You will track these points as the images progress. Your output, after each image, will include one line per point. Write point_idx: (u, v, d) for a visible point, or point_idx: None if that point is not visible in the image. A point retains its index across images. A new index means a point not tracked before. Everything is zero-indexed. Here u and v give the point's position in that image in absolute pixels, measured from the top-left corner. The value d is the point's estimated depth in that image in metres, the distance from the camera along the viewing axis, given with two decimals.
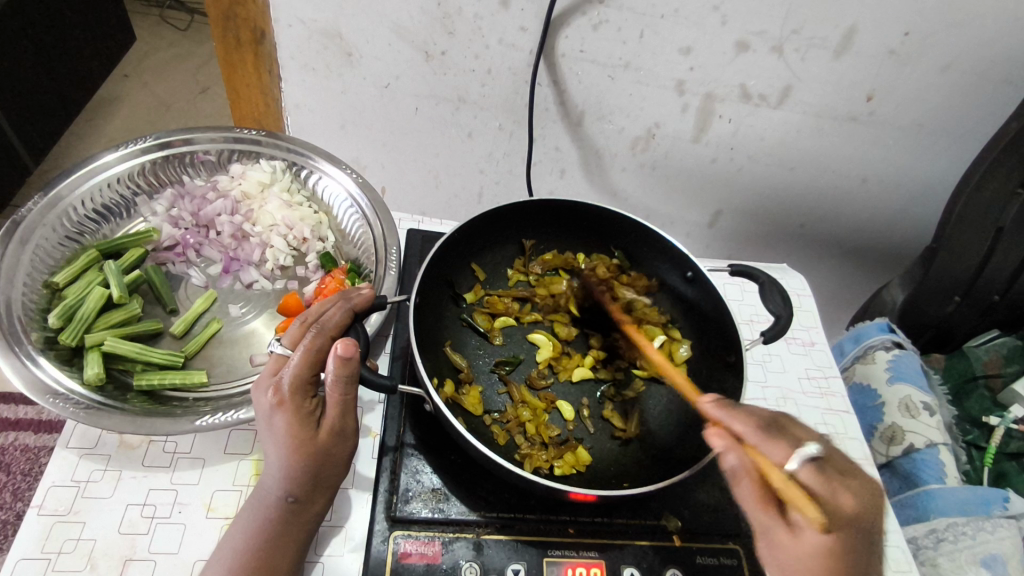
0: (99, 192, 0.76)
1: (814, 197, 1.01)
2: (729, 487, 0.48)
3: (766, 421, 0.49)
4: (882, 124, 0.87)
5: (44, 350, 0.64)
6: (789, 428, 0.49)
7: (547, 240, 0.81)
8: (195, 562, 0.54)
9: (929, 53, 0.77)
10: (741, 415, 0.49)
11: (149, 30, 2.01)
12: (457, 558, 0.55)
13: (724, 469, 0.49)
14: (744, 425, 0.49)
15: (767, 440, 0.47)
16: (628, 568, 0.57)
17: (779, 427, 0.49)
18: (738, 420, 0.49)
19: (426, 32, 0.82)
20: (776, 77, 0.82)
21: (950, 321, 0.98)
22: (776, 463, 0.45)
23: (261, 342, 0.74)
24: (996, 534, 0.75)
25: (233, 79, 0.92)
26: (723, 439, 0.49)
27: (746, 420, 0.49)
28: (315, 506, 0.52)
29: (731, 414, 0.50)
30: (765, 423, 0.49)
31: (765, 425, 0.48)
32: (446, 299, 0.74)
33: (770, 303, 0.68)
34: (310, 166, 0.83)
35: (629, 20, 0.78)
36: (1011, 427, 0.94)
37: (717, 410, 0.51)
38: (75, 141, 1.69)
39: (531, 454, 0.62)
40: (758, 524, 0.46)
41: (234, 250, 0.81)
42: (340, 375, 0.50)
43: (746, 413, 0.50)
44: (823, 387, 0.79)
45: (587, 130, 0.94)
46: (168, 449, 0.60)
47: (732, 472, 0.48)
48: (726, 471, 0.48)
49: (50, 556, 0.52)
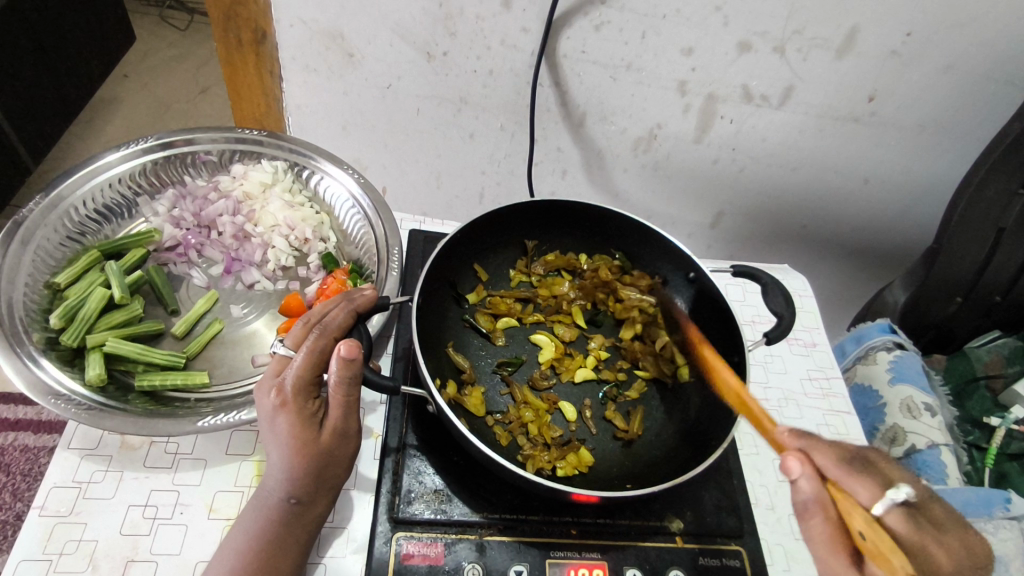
0: (101, 192, 0.76)
1: (816, 198, 1.01)
2: (796, 519, 0.46)
3: (848, 457, 0.47)
4: (884, 125, 0.88)
5: (46, 351, 0.64)
6: (877, 467, 0.47)
7: (549, 240, 0.81)
8: (197, 563, 0.53)
9: (931, 54, 0.77)
10: (821, 446, 0.47)
11: (148, 30, 2.01)
12: (460, 559, 0.55)
13: (794, 501, 0.46)
14: (825, 458, 0.46)
15: (851, 477, 0.45)
16: (630, 569, 0.57)
17: (862, 464, 0.47)
18: (817, 452, 0.47)
19: (428, 33, 0.82)
20: (778, 77, 0.82)
21: (951, 322, 0.98)
22: (858, 508, 0.44)
23: (263, 342, 0.74)
24: (998, 535, 0.76)
25: (235, 80, 0.92)
26: (802, 468, 0.45)
27: (828, 453, 0.47)
28: (318, 507, 0.52)
29: (810, 444, 0.47)
30: (848, 458, 0.47)
31: (849, 461, 0.47)
32: (449, 300, 0.74)
33: (773, 304, 0.68)
34: (312, 166, 0.83)
35: (631, 21, 0.78)
36: (1012, 428, 0.94)
37: (795, 438, 0.48)
38: (75, 141, 1.68)
39: (533, 455, 0.62)
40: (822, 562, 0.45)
41: (235, 251, 0.81)
42: (343, 376, 0.50)
43: (829, 447, 0.47)
44: (825, 388, 0.79)
45: (589, 131, 0.94)
46: (170, 449, 0.60)
47: (804, 505, 0.45)
48: (797, 503, 0.45)
49: (51, 557, 0.52)
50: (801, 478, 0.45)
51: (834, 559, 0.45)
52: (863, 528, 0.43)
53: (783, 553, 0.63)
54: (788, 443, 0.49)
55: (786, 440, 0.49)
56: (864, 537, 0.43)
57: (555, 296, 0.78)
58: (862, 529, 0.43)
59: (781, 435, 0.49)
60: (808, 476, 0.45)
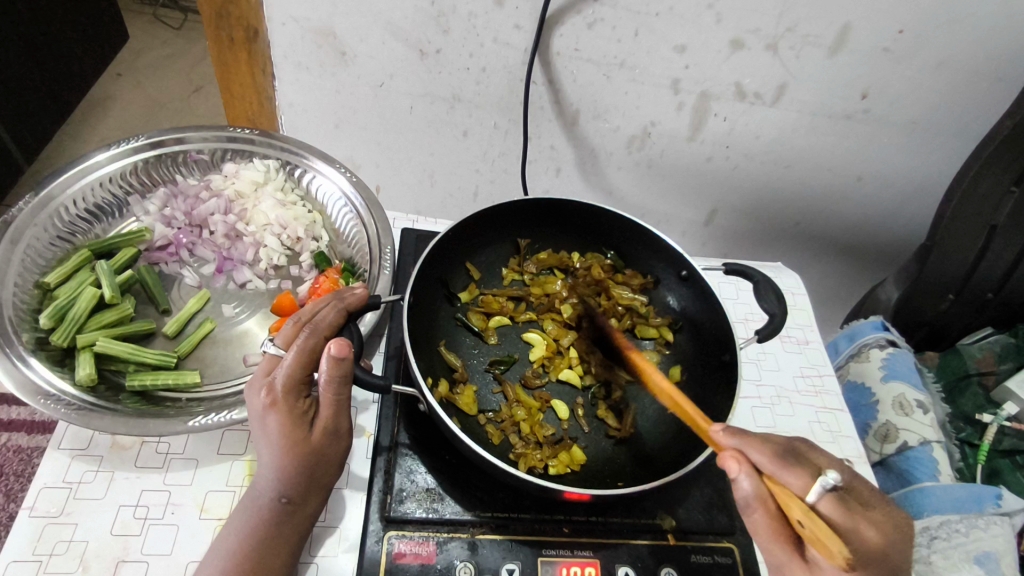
0: (91, 192, 0.75)
1: (809, 195, 1.02)
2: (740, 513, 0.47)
3: (780, 446, 0.46)
4: (876, 123, 0.88)
5: (35, 351, 0.63)
6: (807, 457, 0.47)
7: (542, 239, 0.81)
8: (188, 563, 0.53)
9: (922, 51, 0.77)
10: (753, 440, 0.46)
11: (141, 29, 1.99)
12: (452, 558, 0.55)
13: (736, 496, 0.46)
14: (758, 451, 0.46)
15: (784, 467, 0.45)
16: (622, 567, 0.57)
17: (793, 452, 0.46)
18: (750, 447, 0.46)
19: (420, 31, 0.82)
20: (772, 75, 0.82)
21: (943, 319, 0.98)
22: (791, 497, 0.44)
23: (255, 341, 0.73)
24: (989, 531, 0.76)
25: (227, 78, 0.91)
26: (739, 466, 0.45)
27: (760, 447, 0.46)
28: (309, 507, 0.52)
29: (743, 439, 0.47)
30: (780, 448, 0.46)
31: (780, 449, 0.46)
32: (440, 298, 0.74)
33: (764, 302, 0.68)
34: (304, 165, 0.83)
35: (624, 18, 0.78)
36: (1005, 424, 0.94)
37: (728, 436, 0.48)
38: (67, 141, 1.67)
39: (525, 454, 0.62)
40: (771, 551, 0.46)
41: (227, 250, 0.81)
42: (334, 375, 0.50)
43: (760, 440, 0.46)
44: (817, 385, 0.79)
45: (582, 129, 0.94)
46: (162, 449, 0.60)
47: (746, 502, 0.46)
48: (739, 499, 0.46)
49: (42, 558, 0.52)
50: (743, 474, 0.45)
51: (780, 548, 0.46)
52: (800, 516, 0.43)
53: None
54: (722, 441, 0.48)
55: (721, 439, 0.48)
56: (803, 526, 0.43)
57: (548, 295, 0.78)
58: (800, 518, 0.43)
59: (716, 433, 0.49)
60: (746, 472, 0.45)
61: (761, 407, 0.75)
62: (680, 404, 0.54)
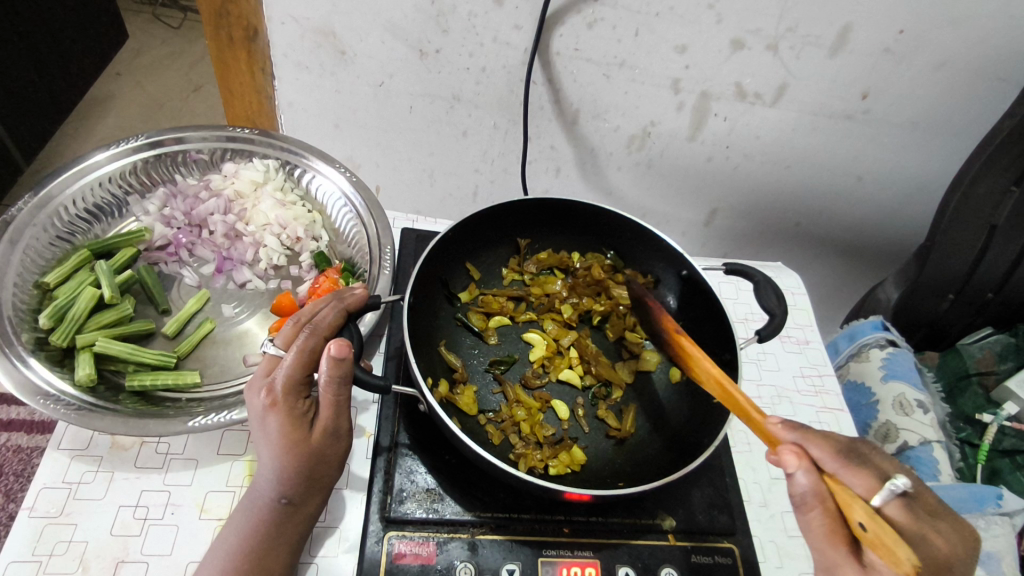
0: (90, 192, 0.75)
1: (809, 195, 1.01)
2: (794, 511, 0.45)
3: (846, 446, 0.47)
4: (876, 123, 0.88)
5: (35, 351, 0.63)
6: (870, 456, 0.47)
7: (542, 239, 0.81)
8: (188, 564, 0.53)
9: (923, 51, 0.77)
10: (816, 439, 0.47)
11: (139, 28, 1.99)
12: (452, 558, 0.55)
13: (792, 492, 0.45)
14: (821, 450, 0.46)
15: (849, 468, 0.45)
16: (622, 568, 0.57)
17: (859, 454, 0.46)
18: (812, 444, 0.47)
19: (419, 30, 0.82)
20: (772, 75, 0.82)
21: (943, 319, 0.98)
22: (854, 497, 0.43)
23: (255, 342, 0.73)
24: (990, 532, 0.78)
25: (226, 77, 0.91)
26: (799, 463, 0.45)
27: (823, 445, 0.46)
28: (308, 508, 0.52)
29: (804, 435, 0.48)
30: (846, 448, 0.46)
31: (845, 449, 0.46)
32: (440, 298, 0.74)
33: (764, 301, 0.68)
34: (304, 165, 0.82)
35: (624, 18, 0.78)
36: (1005, 424, 0.94)
37: (788, 431, 0.49)
38: (67, 140, 1.67)
39: (525, 454, 0.62)
40: (823, 555, 0.45)
41: (227, 250, 0.81)
42: (334, 375, 0.50)
43: (824, 438, 0.47)
44: (817, 384, 0.79)
45: (582, 129, 0.94)
46: (161, 449, 0.60)
47: (803, 499, 0.45)
48: (795, 496, 0.45)
49: (41, 558, 0.51)
50: (799, 471, 0.45)
51: (834, 550, 0.44)
52: (862, 519, 0.42)
53: (775, 551, 0.63)
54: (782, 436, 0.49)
55: (781, 433, 0.49)
56: (865, 529, 0.42)
57: (547, 295, 0.78)
58: (863, 521, 0.42)
59: (776, 428, 0.50)
60: (805, 469, 0.45)
61: (761, 407, 0.75)
62: (732, 394, 0.56)
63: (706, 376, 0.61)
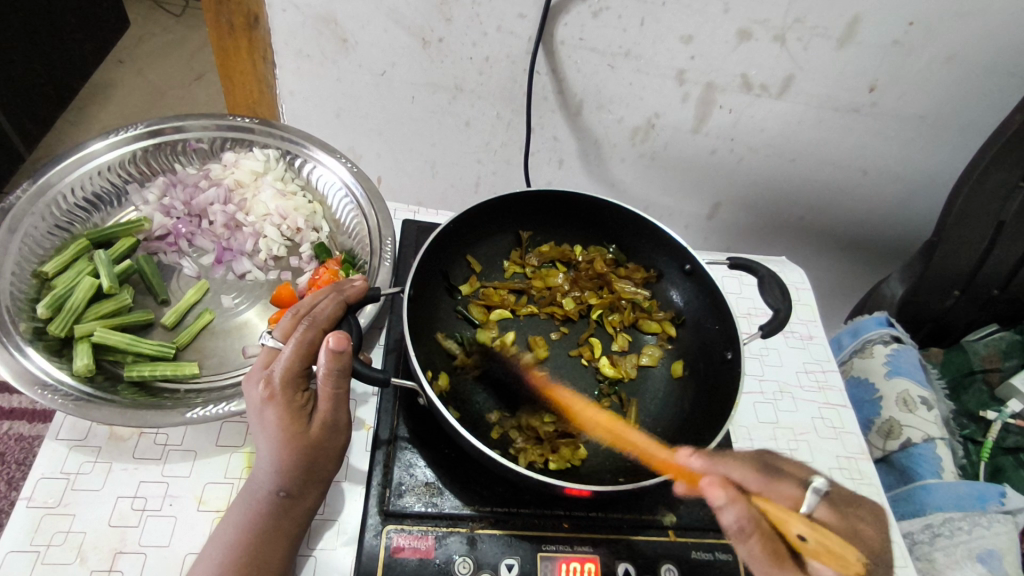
0: (89, 180, 0.75)
1: (815, 188, 1.00)
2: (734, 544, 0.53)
3: (758, 463, 0.57)
4: (883, 116, 0.86)
5: (33, 340, 0.63)
6: (774, 465, 0.60)
7: (544, 231, 0.80)
8: (185, 556, 0.53)
9: (933, 43, 0.76)
10: (729, 461, 0.57)
11: (142, 15, 1.97)
12: (451, 553, 0.55)
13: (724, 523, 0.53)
14: (741, 473, 0.56)
15: (768, 482, 0.56)
16: (622, 564, 0.57)
17: (769, 468, 0.58)
18: (730, 470, 0.56)
19: (423, 19, 0.80)
20: (779, 66, 0.81)
21: (948, 314, 0.97)
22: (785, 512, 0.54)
23: (254, 333, 0.73)
24: (992, 529, 0.75)
25: (228, 66, 0.92)
26: (723, 492, 0.53)
27: (743, 469, 0.56)
28: (307, 500, 0.52)
29: (717, 463, 0.57)
30: (760, 467, 0.57)
31: (763, 471, 0.57)
32: (441, 291, 0.73)
33: (769, 296, 0.67)
34: (304, 155, 0.82)
35: (629, 7, 0.76)
36: (1009, 422, 0.93)
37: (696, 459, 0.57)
38: (68, 128, 1.66)
39: (526, 448, 0.62)
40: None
41: (226, 240, 0.80)
42: (332, 369, 0.50)
43: (733, 461, 0.57)
44: (820, 380, 0.78)
45: (586, 120, 0.93)
46: (160, 441, 0.59)
47: (741, 527, 0.53)
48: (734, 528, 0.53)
49: (39, 549, 0.51)
50: (728, 507, 0.52)
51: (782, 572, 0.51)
52: (802, 530, 0.54)
53: None
54: (699, 468, 0.56)
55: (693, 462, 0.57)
56: (807, 539, 0.54)
57: (550, 288, 0.77)
58: (802, 531, 0.54)
59: (688, 459, 0.57)
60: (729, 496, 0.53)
61: (763, 403, 0.74)
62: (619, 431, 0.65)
63: (594, 423, 0.65)
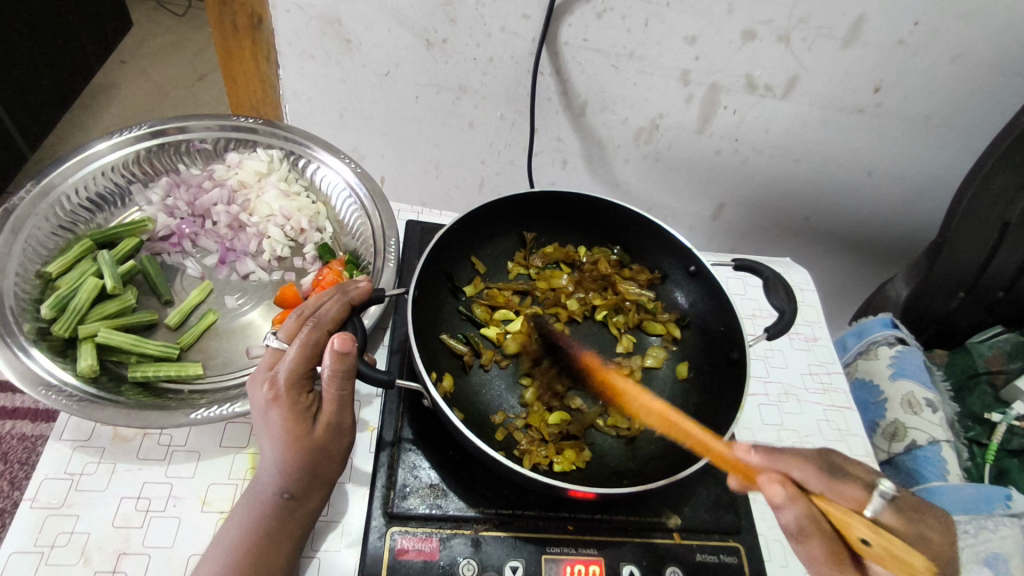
0: (93, 180, 0.75)
1: (819, 189, 1.00)
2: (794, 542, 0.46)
3: (821, 460, 0.48)
4: (888, 116, 0.86)
5: (37, 341, 0.63)
6: (847, 464, 0.49)
7: (548, 232, 0.80)
8: (189, 557, 0.53)
9: (938, 44, 0.76)
10: (795, 461, 0.47)
11: (145, 15, 1.98)
12: (455, 555, 0.55)
13: (788, 524, 0.46)
14: (802, 471, 0.47)
15: (835, 484, 0.46)
16: (627, 566, 0.57)
17: (840, 469, 0.47)
18: (793, 468, 0.47)
19: (426, 19, 0.80)
20: (783, 67, 0.81)
21: (954, 315, 0.97)
22: (848, 514, 0.45)
23: (258, 333, 0.73)
24: (998, 532, 0.75)
25: (231, 67, 0.91)
26: (783, 493, 0.44)
27: (807, 467, 0.47)
28: (311, 502, 0.52)
29: (783, 460, 0.47)
30: (825, 465, 0.47)
31: (826, 467, 0.47)
32: (445, 292, 0.73)
33: (774, 297, 0.67)
34: (308, 155, 0.82)
35: (634, 7, 0.76)
36: (1013, 423, 0.93)
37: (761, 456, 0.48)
38: (71, 128, 1.66)
39: (530, 450, 0.61)
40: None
41: (230, 241, 0.81)
42: (337, 370, 0.49)
43: (798, 457, 0.47)
44: (824, 382, 0.78)
45: (590, 121, 0.93)
46: (164, 442, 0.59)
47: (800, 529, 0.45)
48: (792, 528, 0.46)
49: (43, 549, 0.51)
50: (787, 508, 0.44)
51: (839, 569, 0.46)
52: (865, 534, 0.44)
53: (780, 549, 0.62)
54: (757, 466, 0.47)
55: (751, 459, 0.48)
56: (869, 544, 0.44)
57: (554, 289, 0.77)
58: (865, 537, 0.44)
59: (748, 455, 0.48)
60: (790, 499, 0.44)
61: (768, 405, 0.74)
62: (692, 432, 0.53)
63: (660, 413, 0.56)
